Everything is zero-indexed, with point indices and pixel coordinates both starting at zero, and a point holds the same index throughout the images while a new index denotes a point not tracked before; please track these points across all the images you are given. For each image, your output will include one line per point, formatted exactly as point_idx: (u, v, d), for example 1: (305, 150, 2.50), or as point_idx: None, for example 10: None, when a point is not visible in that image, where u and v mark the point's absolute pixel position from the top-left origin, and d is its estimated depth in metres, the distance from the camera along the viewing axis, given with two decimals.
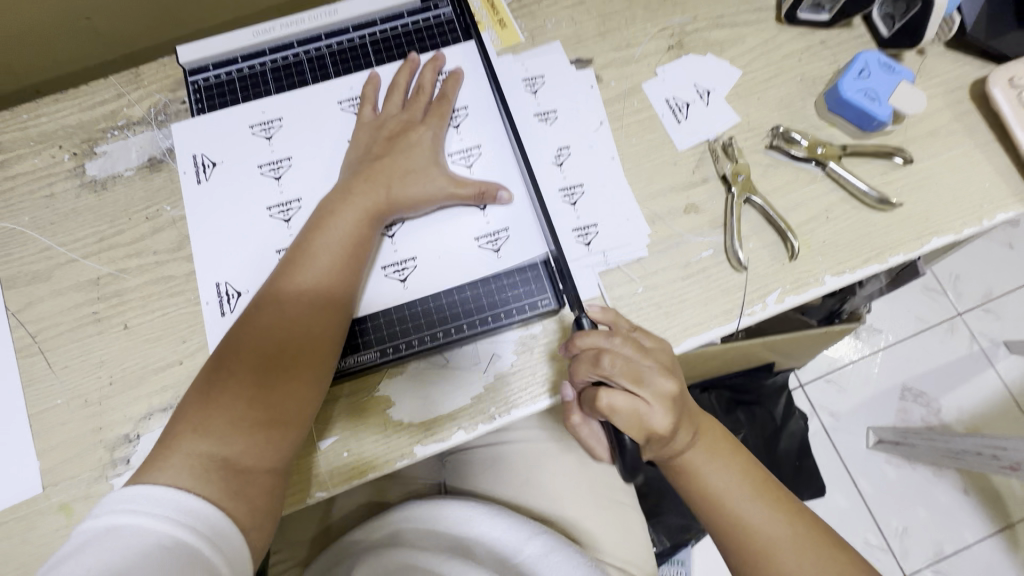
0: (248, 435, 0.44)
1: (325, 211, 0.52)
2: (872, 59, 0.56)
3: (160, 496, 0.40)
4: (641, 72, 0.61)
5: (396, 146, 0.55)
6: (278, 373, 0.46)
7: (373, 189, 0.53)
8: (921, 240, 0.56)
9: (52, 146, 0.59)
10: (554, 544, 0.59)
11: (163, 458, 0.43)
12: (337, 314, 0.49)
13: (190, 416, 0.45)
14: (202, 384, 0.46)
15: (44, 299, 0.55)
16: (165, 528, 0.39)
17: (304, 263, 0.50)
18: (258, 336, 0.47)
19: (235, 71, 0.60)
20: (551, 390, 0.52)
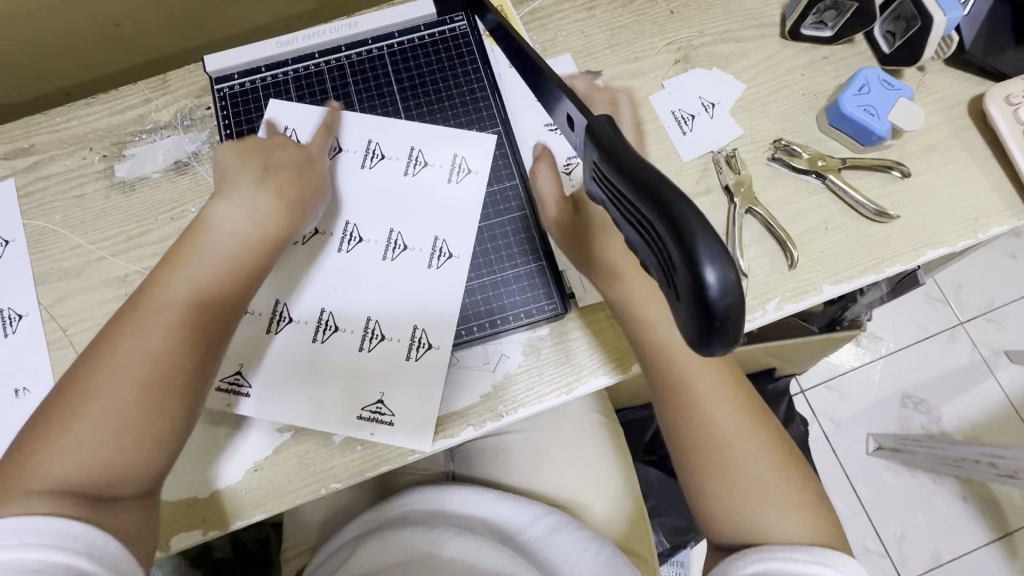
0: (105, 465, 0.42)
1: (198, 231, 0.50)
2: (872, 76, 0.58)
3: (9, 529, 0.39)
4: (648, 84, 0.63)
5: (305, 177, 0.55)
6: (142, 401, 0.44)
7: (247, 208, 0.51)
8: (917, 252, 0.58)
9: (83, 148, 0.62)
10: (564, 521, 0.64)
11: (3, 499, 0.40)
12: (216, 334, 0.48)
13: (40, 446, 0.42)
14: (50, 419, 0.43)
15: (74, 294, 0.58)
16: (34, 553, 0.38)
17: (170, 284, 0.48)
18: (116, 365, 0.44)
19: (258, 80, 0.63)
20: (556, 389, 0.55)
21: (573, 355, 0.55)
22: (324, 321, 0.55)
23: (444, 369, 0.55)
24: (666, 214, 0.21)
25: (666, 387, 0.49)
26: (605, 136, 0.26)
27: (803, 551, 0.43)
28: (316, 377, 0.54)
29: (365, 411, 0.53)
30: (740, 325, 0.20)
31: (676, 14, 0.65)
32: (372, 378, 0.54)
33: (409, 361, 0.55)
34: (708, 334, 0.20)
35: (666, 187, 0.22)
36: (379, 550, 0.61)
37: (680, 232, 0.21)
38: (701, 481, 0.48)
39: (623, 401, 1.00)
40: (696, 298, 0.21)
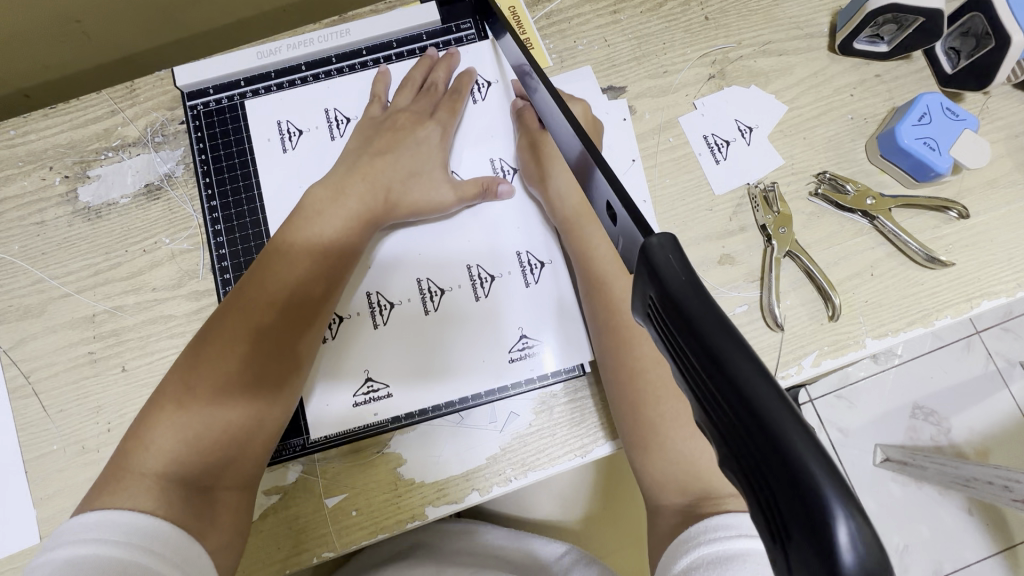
0: (212, 450, 0.41)
1: (310, 209, 0.49)
2: (933, 103, 0.51)
3: (120, 521, 0.36)
4: (678, 103, 0.56)
5: (400, 143, 0.53)
6: (255, 382, 0.43)
7: (368, 191, 0.50)
8: (971, 303, 0.52)
9: (42, 167, 0.55)
10: (580, 556, 0.57)
11: (117, 480, 0.39)
12: (316, 320, 0.47)
13: (144, 433, 0.41)
14: (160, 395, 0.42)
15: (36, 336, 0.52)
16: (134, 555, 0.34)
17: (286, 262, 0.47)
18: (224, 346, 0.43)
19: (238, 96, 0.55)
20: (569, 453, 0.50)
21: (588, 414, 0.50)
22: (426, 290, 0.52)
23: (560, 284, 0.53)
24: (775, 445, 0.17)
25: (602, 306, 0.47)
26: (675, 283, 0.20)
27: (733, 527, 0.34)
28: (405, 333, 0.52)
29: (513, 352, 0.51)
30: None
31: (712, 21, 0.58)
32: (509, 315, 0.52)
33: (527, 287, 0.53)
34: None
35: (771, 395, 0.17)
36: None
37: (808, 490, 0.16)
38: (638, 409, 0.44)
39: None
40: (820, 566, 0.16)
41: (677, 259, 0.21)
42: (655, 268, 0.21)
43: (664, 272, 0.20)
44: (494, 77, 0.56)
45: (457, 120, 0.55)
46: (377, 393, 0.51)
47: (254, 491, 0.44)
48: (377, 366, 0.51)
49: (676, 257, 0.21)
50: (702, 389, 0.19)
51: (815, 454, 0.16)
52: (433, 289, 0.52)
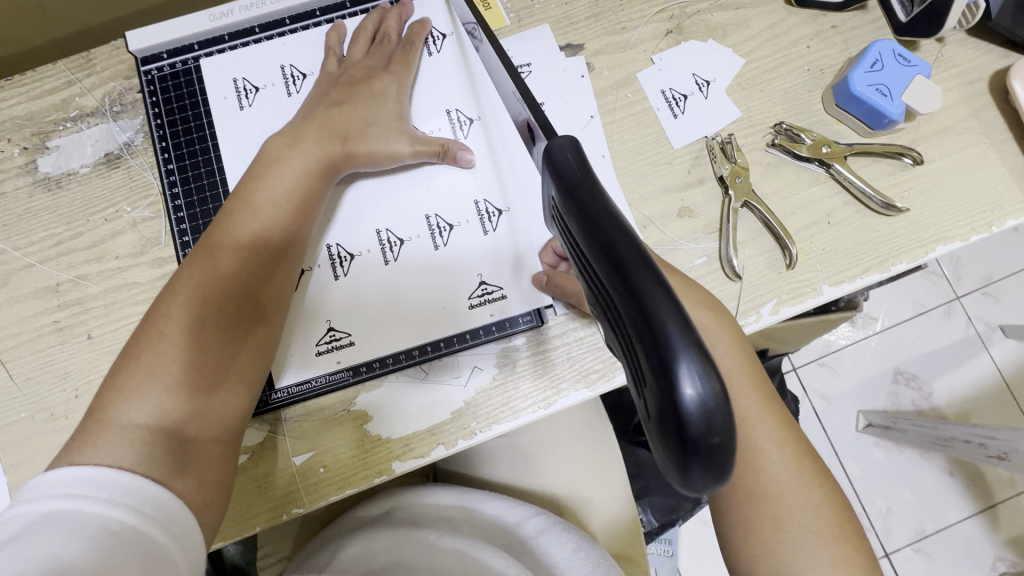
0: (193, 398, 0.41)
1: (268, 161, 0.48)
2: (886, 50, 0.52)
3: (101, 477, 0.36)
4: (635, 59, 0.56)
5: (354, 93, 0.52)
6: (232, 329, 0.43)
7: (325, 140, 0.49)
8: (925, 248, 0.53)
9: (0, 139, 0.55)
10: (553, 522, 0.62)
11: (95, 431, 0.39)
12: (285, 267, 0.47)
13: (122, 385, 0.40)
14: (134, 346, 0.42)
15: (1, 307, 0.52)
16: (116, 514, 0.35)
17: (249, 209, 0.46)
18: (198, 293, 0.43)
19: (192, 60, 0.55)
20: (532, 405, 0.50)
21: (551, 367, 0.51)
22: (385, 240, 0.53)
23: (517, 230, 0.53)
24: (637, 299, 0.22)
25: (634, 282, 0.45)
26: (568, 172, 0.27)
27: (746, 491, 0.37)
28: (366, 284, 0.52)
29: (474, 297, 0.52)
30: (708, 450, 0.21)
31: None
32: (468, 263, 0.52)
33: (485, 234, 0.53)
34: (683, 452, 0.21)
35: (635, 258, 0.23)
36: (365, 550, 0.59)
37: (663, 342, 0.21)
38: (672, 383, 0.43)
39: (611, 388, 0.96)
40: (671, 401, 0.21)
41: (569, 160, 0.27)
42: (557, 164, 0.27)
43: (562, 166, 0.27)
44: (449, 30, 0.56)
45: (412, 73, 0.54)
46: (340, 342, 0.51)
47: (235, 444, 0.44)
48: (338, 317, 0.52)
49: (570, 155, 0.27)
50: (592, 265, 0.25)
51: (671, 314, 0.22)
52: (392, 239, 0.53)
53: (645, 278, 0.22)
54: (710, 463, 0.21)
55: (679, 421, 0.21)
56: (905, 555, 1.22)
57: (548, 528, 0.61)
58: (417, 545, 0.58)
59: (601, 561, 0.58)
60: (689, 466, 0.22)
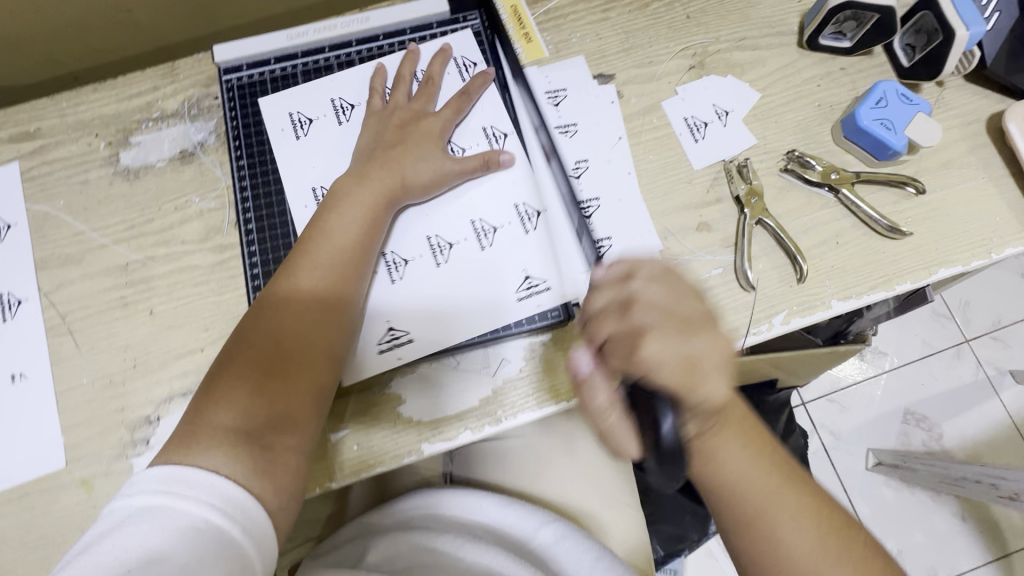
0: (275, 403, 0.46)
1: (335, 199, 0.54)
2: (890, 90, 0.58)
3: (192, 478, 0.41)
4: (662, 89, 0.62)
5: (405, 134, 0.57)
6: (308, 343, 0.48)
7: (384, 175, 0.54)
8: (928, 270, 0.57)
9: (89, 134, 0.62)
10: (568, 531, 0.64)
11: (190, 433, 0.44)
12: (354, 287, 0.51)
13: (214, 395, 0.46)
14: (225, 362, 0.47)
15: (75, 281, 0.57)
16: (200, 512, 0.39)
17: (322, 237, 0.51)
18: (278, 314, 0.48)
19: (267, 72, 0.62)
20: (555, 397, 0.54)
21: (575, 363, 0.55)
22: (435, 245, 0.57)
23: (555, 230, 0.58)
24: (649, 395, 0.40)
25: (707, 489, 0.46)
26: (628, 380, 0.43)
27: None
28: (418, 286, 0.56)
29: (520, 291, 0.56)
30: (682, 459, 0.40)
31: (693, 19, 0.65)
32: (512, 261, 0.57)
33: (528, 233, 0.57)
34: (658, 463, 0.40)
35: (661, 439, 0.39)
36: (390, 552, 0.61)
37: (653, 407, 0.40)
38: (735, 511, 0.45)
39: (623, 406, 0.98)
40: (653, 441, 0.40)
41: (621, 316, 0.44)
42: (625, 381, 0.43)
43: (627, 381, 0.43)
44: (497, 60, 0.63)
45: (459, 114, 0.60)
46: (400, 340, 0.54)
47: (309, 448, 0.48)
48: (393, 316, 0.55)
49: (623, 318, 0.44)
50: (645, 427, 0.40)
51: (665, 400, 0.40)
52: (441, 244, 0.57)
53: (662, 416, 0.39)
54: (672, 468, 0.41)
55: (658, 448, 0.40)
56: None
57: (565, 537, 0.63)
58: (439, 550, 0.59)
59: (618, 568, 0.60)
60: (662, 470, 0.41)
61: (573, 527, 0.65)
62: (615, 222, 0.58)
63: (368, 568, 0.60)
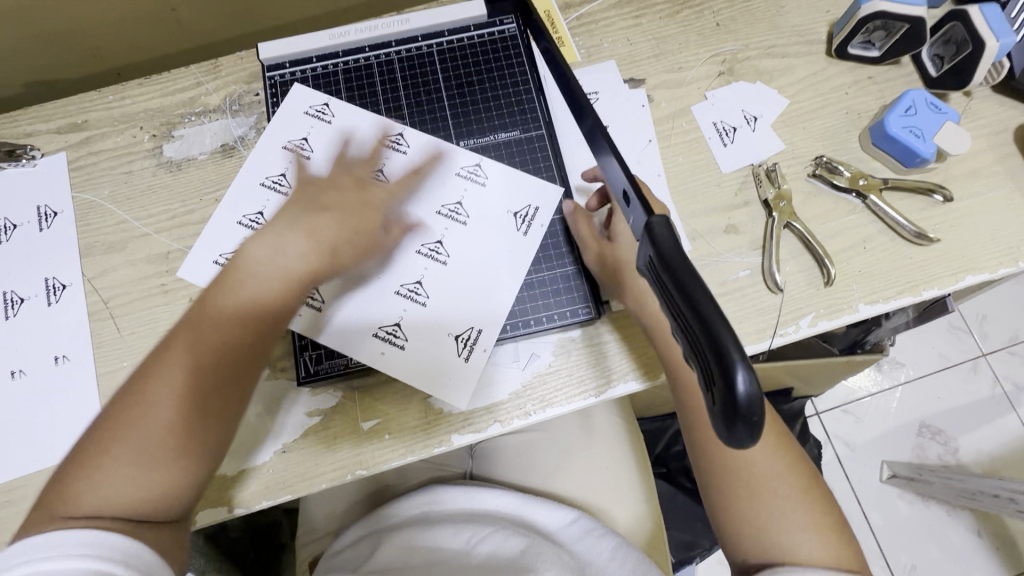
0: (159, 482, 0.43)
1: (244, 257, 0.49)
2: (919, 99, 0.59)
3: (61, 540, 0.38)
4: (691, 94, 0.64)
5: (319, 193, 0.54)
6: (188, 415, 0.44)
7: (311, 245, 0.50)
8: (956, 277, 0.57)
9: (134, 126, 0.64)
10: (590, 529, 0.64)
11: (56, 511, 0.41)
12: (257, 356, 0.48)
13: (90, 466, 0.42)
14: (101, 436, 0.43)
15: (118, 268, 0.59)
16: (81, 561, 0.38)
17: (232, 308, 0.47)
18: (156, 387, 0.44)
19: (309, 70, 0.64)
20: (585, 392, 0.55)
21: (604, 359, 0.55)
22: (429, 251, 0.57)
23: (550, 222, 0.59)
24: (689, 300, 0.27)
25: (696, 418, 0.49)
26: (667, 250, 0.30)
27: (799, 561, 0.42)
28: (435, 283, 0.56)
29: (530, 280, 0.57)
30: (764, 420, 0.25)
31: (722, 27, 0.66)
32: (523, 251, 0.58)
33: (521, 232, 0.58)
34: (730, 427, 0.25)
35: (722, 326, 0.26)
36: (411, 546, 0.61)
37: (702, 314, 0.26)
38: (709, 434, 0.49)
39: (639, 410, 0.99)
40: (727, 393, 0.25)
41: (669, 233, 0.31)
42: (654, 236, 0.31)
43: (659, 238, 0.30)
44: (532, 62, 0.64)
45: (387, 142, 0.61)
46: (471, 338, 0.55)
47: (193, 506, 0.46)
48: (410, 316, 0.55)
49: (667, 230, 0.31)
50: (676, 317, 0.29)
51: (707, 298, 0.27)
52: (432, 247, 0.57)
53: (697, 291, 0.27)
54: (751, 432, 0.25)
55: (727, 403, 0.25)
56: None
57: (586, 534, 0.64)
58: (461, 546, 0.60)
59: (640, 563, 0.60)
60: (736, 434, 0.25)
61: (596, 524, 0.65)
62: None
63: (390, 560, 0.60)
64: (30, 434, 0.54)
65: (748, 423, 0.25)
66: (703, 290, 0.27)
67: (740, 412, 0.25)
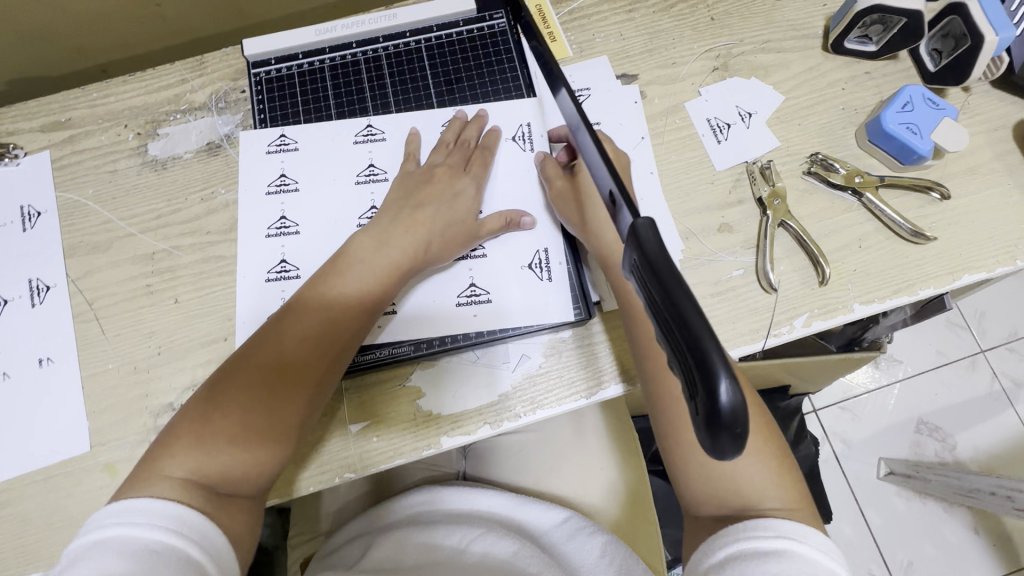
0: (241, 457, 0.44)
1: (350, 251, 0.53)
2: (916, 94, 0.57)
3: (140, 507, 0.40)
4: (685, 90, 0.63)
5: (439, 194, 0.56)
6: (281, 397, 0.46)
7: (407, 243, 0.53)
8: (952, 276, 0.56)
9: (118, 124, 0.63)
10: (580, 527, 0.64)
11: (142, 479, 0.43)
12: (345, 345, 0.49)
13: (176, 438, 0.45)
14: (192, 408, 0.46)
15: (102, 269, 0.58)
16: (152, 534, 0.39)
17: (325, 298, 0.50)
18: (259, 366, 0.47)
19: (295, 66, 0.63)
20: (576, 394, 0.54)
21: (595, 360, 0.55)
22: None
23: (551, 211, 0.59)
24: (671, 304, 0.26)
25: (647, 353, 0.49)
26: (651, 254, 0.29)
27: (768, 528, 0.39)
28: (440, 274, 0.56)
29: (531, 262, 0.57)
30: (749, 427, 0.24)
31: (717, 21, 0.65)
32: (522, 240, 0.58)
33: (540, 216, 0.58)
34: (714, 438, 0.24)
35: (704, 332, 0.25)
36: (398, 550, 0.60)
37: (683, 320, 0.26)
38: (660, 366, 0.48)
39: (635, 409, 0.98)
40: (708, 402, 0.24)
41: (655, 236, 0.30)
42: (639, 239, 0.30)
43: (644, 242, 0.29)
44: (521, 58, 0.63)
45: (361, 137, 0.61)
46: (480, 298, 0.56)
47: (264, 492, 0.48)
48: (481, 276, 0.56)
49: (653, 233, 0.30)
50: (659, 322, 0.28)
51: (688, 304, 0.26)
52: None
53: (678, 295, 0.26)
54: (735, 443, 0.24)
55: (707, 415, 0.24)
56: None
57: (576, 533, 0.63)
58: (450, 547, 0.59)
59: (629, 559, 0.59)
60: (720, 444, 0.24)
61: (586, 523, 0.65)
62: None
63: (377, 562, 0.59)
64: (15, 437, 0.54)
65: (732, 433, 0.24)
66: (687, 294, 0.27)
67: (724, 421, 0.24)
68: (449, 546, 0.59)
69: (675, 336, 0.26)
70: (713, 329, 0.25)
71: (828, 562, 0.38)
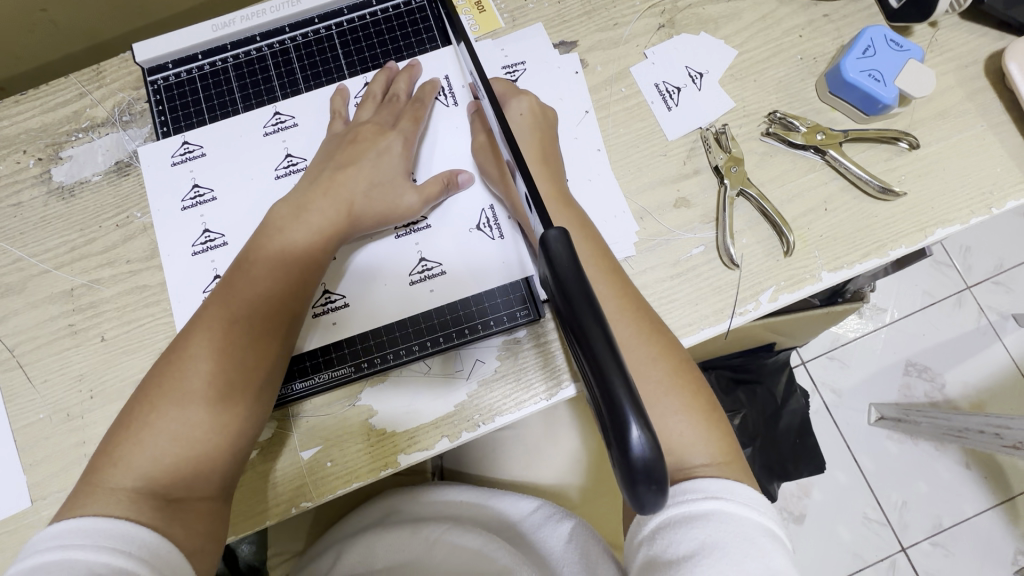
0: (188, 460, 0.41)
1: (274, 226, 0.49)
2: (878, 36, 0.53)
3: (83, 527, 0.37)
4: (629, 54, 0.57)
5: (362, 153, 0.52)
6: (223, 388, 0.43)
7: (331, 206, 0.49)
8: (924, 232, 0.53)
9: (17, 151, 0.57)
10: (551, 514, 0.61)
11: (87, 495, 0.40)
12: (286, 324, 0.46)
13: (116, 449, 0.41)
14: (128, 415, 0.43)
15: (19, 312, 0.54)
16: (99, 557, 0.36)
17: (251, 276, 0.46)
18: (194, 358, 0.43)
19: (195, 69, 0.58)
20: (535, 396, 0.51)
21: (552, 357, 0.52)
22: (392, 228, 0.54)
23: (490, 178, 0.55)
24: (580, 334, 0.23)
25: None
26: (562, 271, 0.25)
27: (696, 490, 0.37)
28: (384, 270, 0.53)
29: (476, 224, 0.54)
30: (667, 479, 0.21)
31: None
32: (460, 224, 0.54)
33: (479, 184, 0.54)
34: (633, 487, 0.22)
35: (615, 369, 0.22)
36: (367, 555, 0.58)
37: (593, 356, 0.23)
38: None
39: None
40: (620, 451, 0.21)
41: (567, 250, 0.25)
42: (549, 255, 0.25)
43: (553, 257, 0.25)
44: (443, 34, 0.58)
45: (272, 124, 0.56)
46: (432, 272, 0.53)
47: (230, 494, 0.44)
48: (430, 248, 0.53)
49: (566, 247, 0.25)
50: (576, 351, 0.25)
51: (598, 336, 0.23)
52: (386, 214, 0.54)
53: (587, 325, 0.23)
54: (658, 490, 0.22)
55: (623, 465, 0.22)
56: (923, 549, 1.17)
57: (546, 520, 0.60)
58: (421, 540, 0.57)
59: (594, 541, 0.55)
60: (642, 495, 0.22)
61: (560, 509, 0.62)
62: (585, 206, 0.54)
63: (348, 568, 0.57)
64: None
65: (652, 482, 0.22)
66: (602, 325, 0.23)
67: (641, 474, 0.21)
68: (420, 541, 0.57)
69: (591, 371, 0.23)
70: (625, 364, 0.22)
71: (755, 517, 0.36)
